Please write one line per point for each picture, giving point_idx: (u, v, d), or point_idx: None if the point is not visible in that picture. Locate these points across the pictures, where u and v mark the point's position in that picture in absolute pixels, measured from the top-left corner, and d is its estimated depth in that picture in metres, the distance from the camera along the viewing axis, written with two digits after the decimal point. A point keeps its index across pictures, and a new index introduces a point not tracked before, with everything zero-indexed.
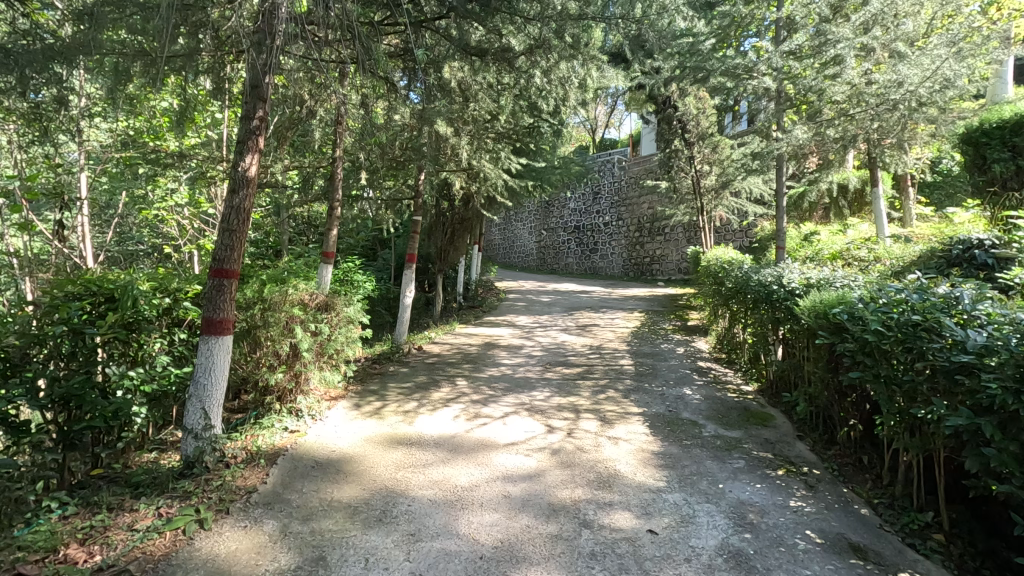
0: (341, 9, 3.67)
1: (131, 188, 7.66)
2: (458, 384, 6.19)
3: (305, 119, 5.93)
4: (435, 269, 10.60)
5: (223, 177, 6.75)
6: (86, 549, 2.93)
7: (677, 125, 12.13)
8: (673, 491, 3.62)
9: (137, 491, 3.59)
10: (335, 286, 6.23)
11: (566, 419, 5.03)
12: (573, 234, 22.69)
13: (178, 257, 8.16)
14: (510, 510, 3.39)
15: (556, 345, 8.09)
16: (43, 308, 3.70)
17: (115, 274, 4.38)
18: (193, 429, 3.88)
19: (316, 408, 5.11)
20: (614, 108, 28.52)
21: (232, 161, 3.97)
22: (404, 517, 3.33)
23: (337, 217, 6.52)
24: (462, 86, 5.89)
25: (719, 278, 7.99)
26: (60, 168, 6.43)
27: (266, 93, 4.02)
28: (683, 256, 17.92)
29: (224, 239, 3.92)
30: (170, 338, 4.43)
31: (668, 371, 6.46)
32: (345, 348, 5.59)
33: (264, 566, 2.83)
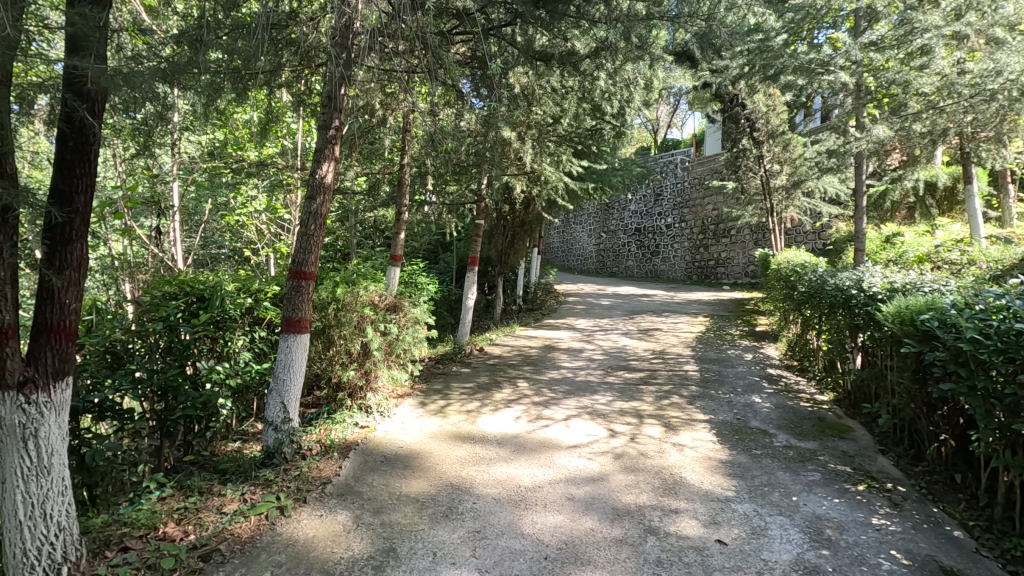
0: (416, 21, 3.82)
1: (216, 196, 8.22)
2: (519, 386, 6.25)
3: (376, 128, 6.19)
4: (496, 272, 10.73)
5: (298, 184, 7.13)
6: (182, 528, 3.16)
7: (745, 124, 11.70)
8: (743, 502, 3.50)
9: (224, 478, 3.86)
10: (401, 288, 6.45)
11: (629, 424, 4.97)
12: (634, 237, 22.32)
13: (256, 260, 8.69)
14: (574, 512, 3.39)
15: (617, 349, 8.00)
16: (145, 306, 4.07)
17: (206, 276, 4.76)
18: (274, 421, 4.12)
19: (384, 405, 5.30)
20: (676, 108, 27.96)
21: (310, 169, 4.21)
22: (469, 513, 3.40)
23: (405, 220, 6.73)
24: (527, 91, 5.96)
25: (790, 282, 7.62)
26: (156, 179, 7.01)
27: (341, 104, 4.23)
28: (749, 259, 17.24)
29: (302, 242, 4.15)
30: (251, 336, 4.74)
31: (735, 378, 6.25)
32: (411, 348, 5.78)
33: (339, 554, 2.98)
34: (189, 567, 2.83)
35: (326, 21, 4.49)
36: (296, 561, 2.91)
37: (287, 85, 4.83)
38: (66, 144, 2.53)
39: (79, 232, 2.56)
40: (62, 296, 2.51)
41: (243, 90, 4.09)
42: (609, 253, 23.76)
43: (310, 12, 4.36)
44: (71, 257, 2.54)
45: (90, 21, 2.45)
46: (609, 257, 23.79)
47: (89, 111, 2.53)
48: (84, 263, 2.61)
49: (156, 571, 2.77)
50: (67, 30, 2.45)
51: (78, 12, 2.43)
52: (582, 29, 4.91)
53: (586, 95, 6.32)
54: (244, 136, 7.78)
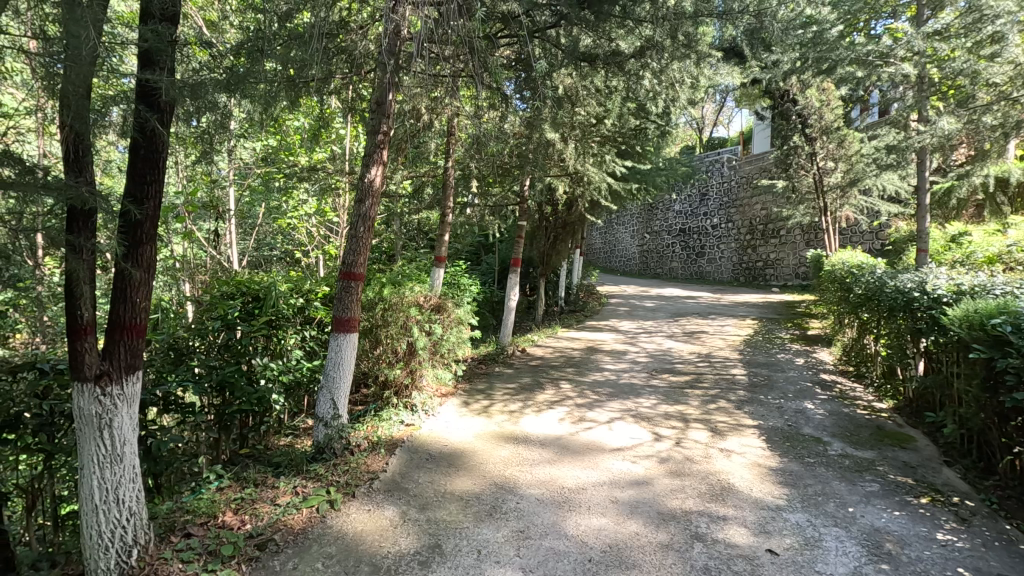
0: (464, 27, 3.89)
1: (270, 201, 8.55)
2: (562, 388, 6.23)
3: (422, 132, 6.31)
4: (538, 273, 10.74)
5: (346, 188, 7.35)
6: (239, 517, 3.31)
7: (796, 120, 11.30)
8: (795, 512, 3.38)
9: (277, 470, 4.01)
10: (446, 289, 6.56)
11: (674, 428, 4.88)
12: (678, 237, 21.87)
13: (306, 261, 8.99)
14: (619, 515, 3.36)
15: (662, 352, 7.87)
16: (205, 305, 4.30)
17: (261, 276, 4.98)
18: (324, 417, 4.25)
19: (429, 404, 5.39)
20: (723, 106, 27.39)
21: (360, 173, 4.35)
22: (513, 513, 3.42)
23: (449, 222, 6.83)
24: (571, 91, 5.96)
25: (845, 284, 7.30)
26: (214, 184, 7.37)
27: (389, 109, 4.35)
28: (801, 261, 16.61)
29: (352, 244, 4.27)
30: (303, 334, 4.92)
31: (786, 383, 6.04)
32: (455, 348, 5.86)
33: (386, 548, 3.05)
34: (246, 555, 2.96)
35: (375, 29, 4.63)
36: (346, 554, 3.00)
37: (337, 92, 4.99)
38: (138, 153, 2.70)
39: (149, 234, 2.73)
40: (133, 294, 2.68)
41: (295, 98, 4.24)
42: (653, 254, 23.39)
43: (360, 19, 4.49)
44: (142, 258, 2.71)
45: (161, 37, 2.61)
46: (652, 258, 23.43)
47: (159, 121, 2.70)
48: (153, 264, 2.77)
49: (216, 557, 2.92)
50: (140, 44, 2.60)
51: (151, 29, 2.58)
52: (627, 28, 4.90)
53: (631, 95, 6.28)
54: (295, 142, 8.06)
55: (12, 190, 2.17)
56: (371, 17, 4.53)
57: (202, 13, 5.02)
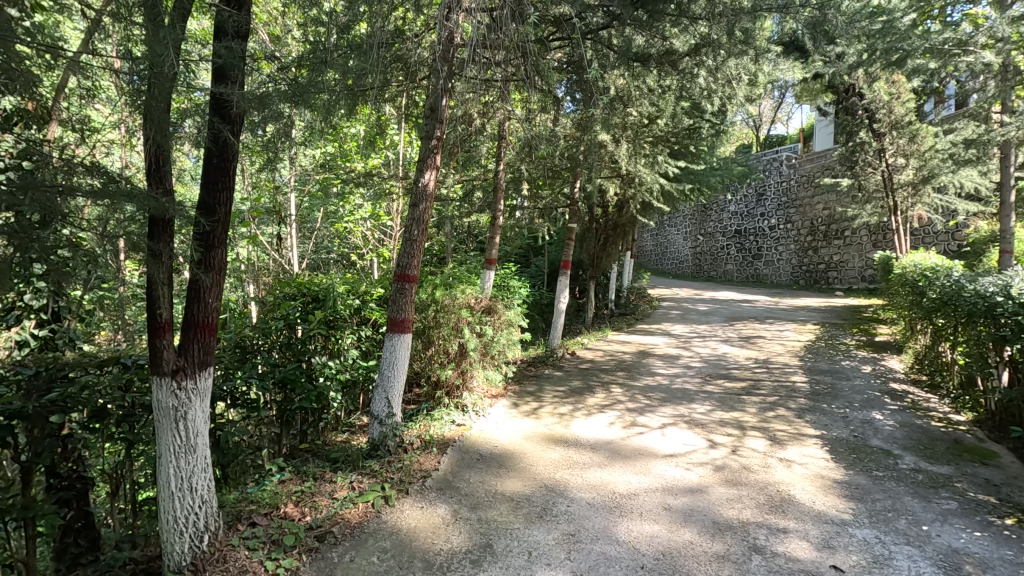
0: (516, 32, 3.92)
1: (328, 206, 8.88)
2: (613, 391, 6.16)
3: (473, 137, 6.41)
4: (588, 276, 10.67)
5: (399, 192, 7.54)
6: (300, 509, 3.45)
7: (862, 115, 10.72)
8: (862, 527, 3.21)
9: (335, 465, 4.16)
10: (496, 291, 6.62)
11: (730, 435, 4.73)
12: (733, 239, 21.18)
13: (362, 263, 9.28)
14: (673, 523, 3.29)
15: (717, 357, 7.65)
16: (270, 305, 4.52)
17: (320, 278, 5.18)
18: (379, 415, 4.37)
19: (479, 405, 5.46)
20: (781, 103, 26.41)
21: (414, 178, 4.46)
22: (564, 516, 3.41)
23: (499, 225, 6.89)
24: (623, 92, 5.91)
25: (918, 288, 6.86)
26: (277, 191, 7.73)
27: (442, 115, 4.45)
28: (867, 263, 15.75)
29: (407, 247, 4.39)
30: (359, 334, 5.09)
31: (852, 391, 5.74)
32: (506, 350, 5.92)
33: (439, 545, 3.11)
34: (306, 545, 3.09)
35: (429, 38, 4.75)
36: (400, 549, 3.08)
37: (392, 99, 5.13)
38: (212, 161, 2.86)
39: (221, 238, 2.90)
40: (206, 295, 2.86)
41: (353, 107, 4.40)
42: (707, 256, 22.77)
43: (414, 29, 4.62)
44: (213, 262, 2.89)
45: (234, 53, 2.78)
46: (706, 260, 22.81)
47: (230, 132, 2.87)
48: (225, 266, 2.95)
49: (279, 546, 3.07)
50: (216, 60, 2.78)
51: (225, 45, 2.75)
52: (682, 27, 4.83)
53: (685, 94, 6.16)
54: (351, 149, 8.35)
55: (107, 198, 2.36)
56: (425, 25, 4.64)
57: (267, 29, 5.29)
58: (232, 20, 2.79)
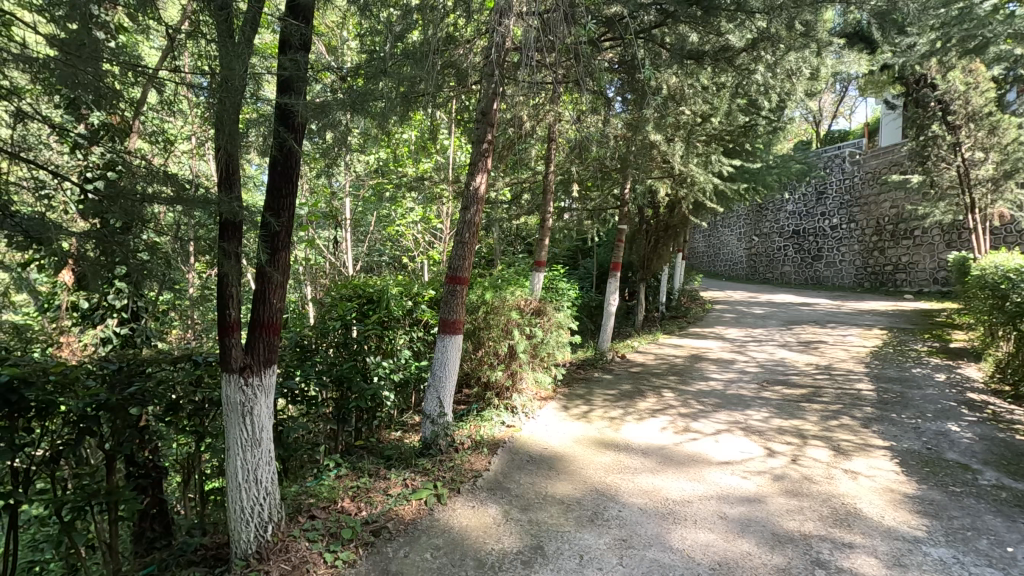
0: (568, 34, 3.91)
1: (380, 210, 9.12)
2: (664, 396, 6.03)
3: (522, 141, 6.45)
4: (638, 278, 10.50)
5: (449, 196, 7.66)
6: (356, 504, 3.56)
7: (935, 108, 10.07)
8: (938, 546, 3.01)
9: (388, 463, 4.26)
10: (545, 293, 6.61)
11: (789, 444, 4.55)
12: (791, 239, 20.34)
13: (412, 266, 9.48)
14: (729, 532, 3.19)
15: (774, 362, 7.36)
16: (328, 306, 4.69)
17: (374, 280, 5.33)
18: (431, 415, 4.45)
19: (529, 407, 5.46)
20: (843, 97, 25.19)
21: (465, 182, 4.53)
22: (615, 521, 3.37)
23: (549, 227, 6.88)
24: (675, 91, 5.80)
25: (999, 291, 6.37)
26: (333, 196, 8.01)
27: (493, 119, 4.52)
28: (940, 264, 14.79)
29: (458, 249, 4.46)
30: (411, 335, 5.21)
31: (924, 401, 5.40)
32: (555, 352, 5.91)
33: (490, 545, 3.14)
34: (363, 539, 3.19)
35: (480, 44, 4.82)
36: (452, 547, 3.13)
37: (444, 105, 5.23)
38: (277, 168, 3.00)
39: (285, 242, 3.04)
40: (271, 296, 3.00)
41: (407, 114, 4.51)
42: (763, 258, 21.98)
43: (465, 35, 4.69)
44: (278, 263, 3.03)
45: (298, 65, 2.92)
46: (762, 261, 22.01)
47: (294, 140, 3.00)
48: (289, 269, 3.09)
49: (337, 539, 3.18)
50: (281, 74, 2.93)
51: (291, 59, 2.91)
52: (739, 22, 4.71)
53: (740, 89, 6.01)
54: (403, 154, 8.54)
55: (181, 204, 2.55)
56: (475, 32, 4.72)
57: (327, 40, 5.52)
58: (297, 34, 2.94)
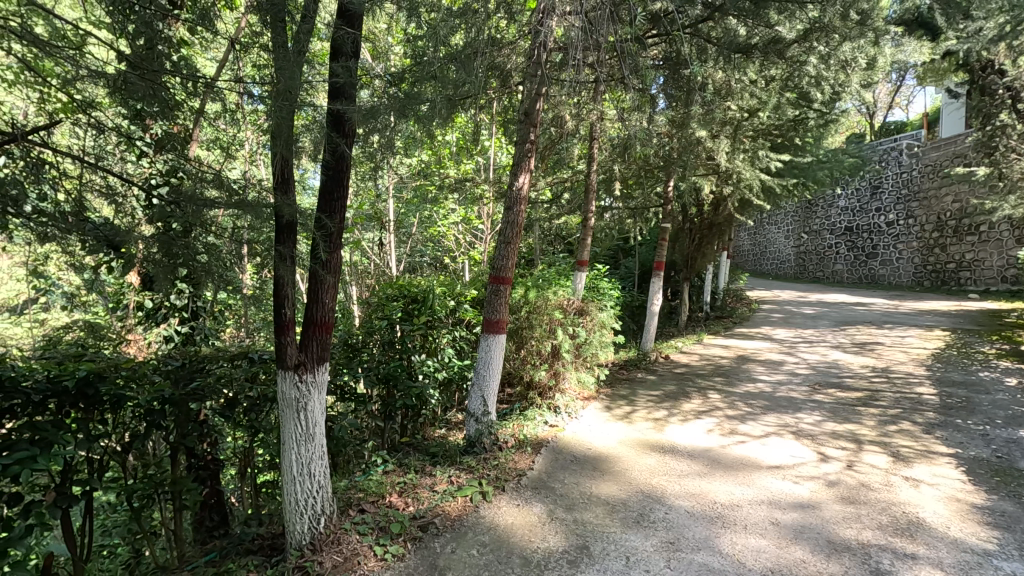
0: (613, 32, 3.88)
1: (423, 212, 9.29)
2: (710, 397, 5.91)
3: (562, 141, 6.46)
4: (681, 278, 10.32)
5: (490, 197, 7.73)
6: (403, 499, 3.64)
7: (1003, 95, 9.48)
8: (1012, 560, 2.85)
9: (434, 459, 4.33)
10: (587, 292, 6.58)
11: (844, 449, 4.38)
12: (843, 236, 19.53)
13: (454, 266, 9.62)
14: (781, 539, 3.10)
15: (827, 364, 7.09)
16: (374, 306, 4.80)
17: (418, 281, 5.43)
18: (475, 413, 4.50)
19: (572, 407, 5.45)
20: (899, 87, 24.06)
21: (508, 182, 4.56)
22: (662, 523, 3.33)
23: (591, 226, 6.84)
24: (722, 87, 5.69)
25: None
26: (377, 199, 8.22)
27: (536, 119, 4.54)
28: (1009, 262, 13.90)
29: (502, 249, 4.49)
30: (454, 334, 5.28)
31: (992, 406, 5.10)
32: (598, 352, 5.88)
33: (536, 544, 3.16)
34: (411, 534, 3.27)
35: (522, 45, 4.85)
36: (498, 544, 3.17)
37: (486, 107, 5.30)
38: (329, 172, 3.10)
39: (336, 244, 3.12)
40: (323, 295, 3.08)
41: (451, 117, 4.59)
42: (813, 256, 21.20)
43: (509, 37, 4.74)
44: (331, 264, 3.11)
45: (350, 72, 3.03)
46: (812, 259, 21.24)
47: (345, 144, 3.09)
48: (340, 269, 3.17)
49: (386, 533, 3.26)
50: (332, 82, 3.04)
51: (343, 66, 3.03)
52: (790, 13, 4.57)
53: (790, 82, 5.83)
54: (444, 156, 8.67)
55: (240, 209, 2.68)
56: (517, 33, 4.75)
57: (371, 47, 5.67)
58: (349, 40, 3.04)
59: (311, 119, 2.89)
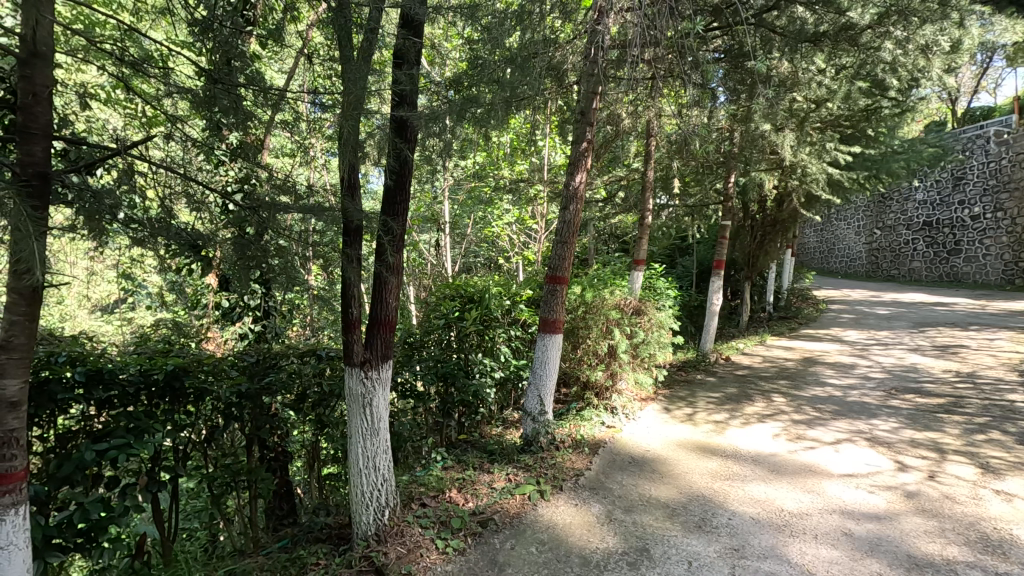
0: (674, 26, 3.81)
1: (478, 213, 9.44)
2: (775, 400, 5.69)
3: (617, 139, 6.41)
4: (743, 277, 9.97)
5: (544, 196, 7.75)
6: (463, 495, 3.72)
7: None
8: None
9: (491, 457, 4.39)
10: (644, 292, 6.48)
11: (925, 458, 4.12)
12: (921, 232, 18.28)
13: (508, 266, 9.71)
14: (855, 550, 2.96)
15: (904, 368, 6.67)
16: (432, 306, 4.92)
17: (474, 280, 5.52)
18: (532, 412, 4.52)
19: (629, 408, 5.39)
20: (982, 69, 22.30)
21: (564, 181, 4.56)
22: (725, 529, 3.24)
23: (647, 224, 6.74)
24: (787, 78, 5.46)
25: None
26: (434, 201, 8.42)
27: (593, 119, 4.53)
28: None
29: (559, 249, 4.50)
30: (509, 333, 5.33)
31: None
32: (656, 352, 5.78)
33: (595, 544, 3.15)
34: (471, 529, 3.33)
35: (577, 45, 4.85)
36: (557, 542, 3.18)
37: (542, 107, 5.33)
38: (393, 176, 3.21)
39: (399, 245, 3.21)
40: (387, 295, 3.19)
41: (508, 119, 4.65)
42: (887, 253, 19.97)
43: (564, 37, 4.76)
44: (395, 264, 3.21)
45: (412, 80, 3.12)
46: (886, 257, 20.01)
47: (408, 149, 3.18)
48: (404, 270, 3.26)
49: (448, 527, 3.35)
50: (395, 89, 3.14)
51: (405, 74, 3.13)
52: None
53: (862, 69, 5.52)
54: (498, 158, 8.77)
55: (311, 213, 2.83)
56: (573, 33, 4.76)
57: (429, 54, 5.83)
58: (413, 49, 3.16)
59: (372, 127, 2.95)
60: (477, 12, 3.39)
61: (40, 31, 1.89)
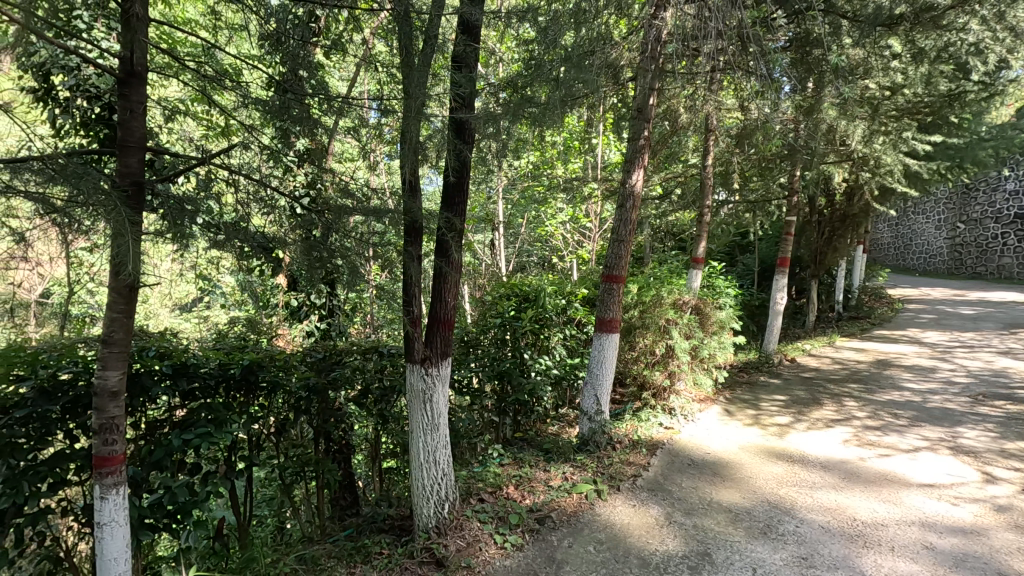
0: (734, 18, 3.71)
1: (532, 212, 9.46)
2: (846, 404, 5.41)
3: (674, 136, 6.28)
4: (809, 274, 9.51)
5: (598, 194, 7.68)
6: (520, 491, 3.76)
7: None
8: None
9: (547, 455, 4.41)
10: (703, 291, 6.31)
11: (1016, 470, 3.81)
12: (1012, 225, 16.83)
13: (563, 265, 9.69)
14: (937, 565, 2.78)
15: (992, 372, 6.18)
16: (488, 305, 4.99)
17: (529, 279, 5.55)
18: (589, 412, 4.50)
19: (688, 409, 5.26)
20: None
21: (621, 179, 4.51)
22: (792, 537, 3.12)
23: (706, 221, 6.56)
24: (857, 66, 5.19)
25: None
26: (489, 201, 8.53)
27: (649, 114, 4.45)
28: None
29: (615, 248, 4.47)
30: (564, 332, 5.33)
31: None
32: (716, 352, 5.61)
33: (654, 546, 3.11)
34: (529, 526, 3.37)
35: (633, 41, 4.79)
36: (615, 542, 3.17)
37: (597, 105, 5.30)
38: (451, 178, 3.28)
39: (458, 243, 3.29)
40: (446, 294, 3.29)
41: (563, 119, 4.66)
42: (972, 248, 18.51)
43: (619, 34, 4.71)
44: (453, 263, 3.29)
45: (470, 82, 3.18)
46: (971, 252, 18.56)
47: (467, 151, 3.24)
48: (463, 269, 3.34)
49: (506, 523, 3.39)
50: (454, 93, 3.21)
51: (462, 77, 3.18)
52: None
53: (942, 52, 5.16)
54: (552, 157, 8.77)
55: (375, 216, 2.95)
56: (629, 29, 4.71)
57: None
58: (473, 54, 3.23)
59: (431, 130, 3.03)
60: (534, 13, 3.42)
61: (136, 52, 2.08)
